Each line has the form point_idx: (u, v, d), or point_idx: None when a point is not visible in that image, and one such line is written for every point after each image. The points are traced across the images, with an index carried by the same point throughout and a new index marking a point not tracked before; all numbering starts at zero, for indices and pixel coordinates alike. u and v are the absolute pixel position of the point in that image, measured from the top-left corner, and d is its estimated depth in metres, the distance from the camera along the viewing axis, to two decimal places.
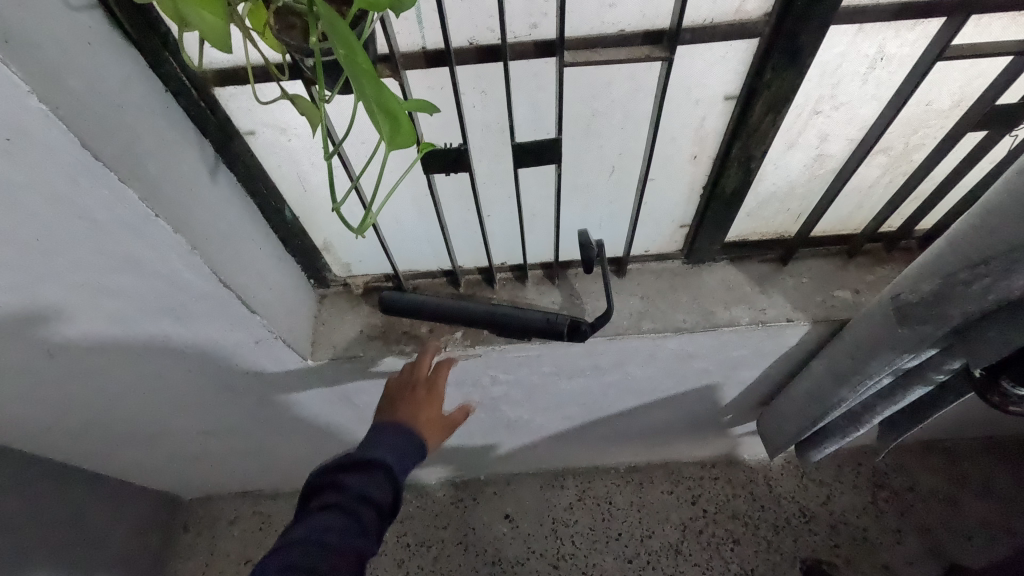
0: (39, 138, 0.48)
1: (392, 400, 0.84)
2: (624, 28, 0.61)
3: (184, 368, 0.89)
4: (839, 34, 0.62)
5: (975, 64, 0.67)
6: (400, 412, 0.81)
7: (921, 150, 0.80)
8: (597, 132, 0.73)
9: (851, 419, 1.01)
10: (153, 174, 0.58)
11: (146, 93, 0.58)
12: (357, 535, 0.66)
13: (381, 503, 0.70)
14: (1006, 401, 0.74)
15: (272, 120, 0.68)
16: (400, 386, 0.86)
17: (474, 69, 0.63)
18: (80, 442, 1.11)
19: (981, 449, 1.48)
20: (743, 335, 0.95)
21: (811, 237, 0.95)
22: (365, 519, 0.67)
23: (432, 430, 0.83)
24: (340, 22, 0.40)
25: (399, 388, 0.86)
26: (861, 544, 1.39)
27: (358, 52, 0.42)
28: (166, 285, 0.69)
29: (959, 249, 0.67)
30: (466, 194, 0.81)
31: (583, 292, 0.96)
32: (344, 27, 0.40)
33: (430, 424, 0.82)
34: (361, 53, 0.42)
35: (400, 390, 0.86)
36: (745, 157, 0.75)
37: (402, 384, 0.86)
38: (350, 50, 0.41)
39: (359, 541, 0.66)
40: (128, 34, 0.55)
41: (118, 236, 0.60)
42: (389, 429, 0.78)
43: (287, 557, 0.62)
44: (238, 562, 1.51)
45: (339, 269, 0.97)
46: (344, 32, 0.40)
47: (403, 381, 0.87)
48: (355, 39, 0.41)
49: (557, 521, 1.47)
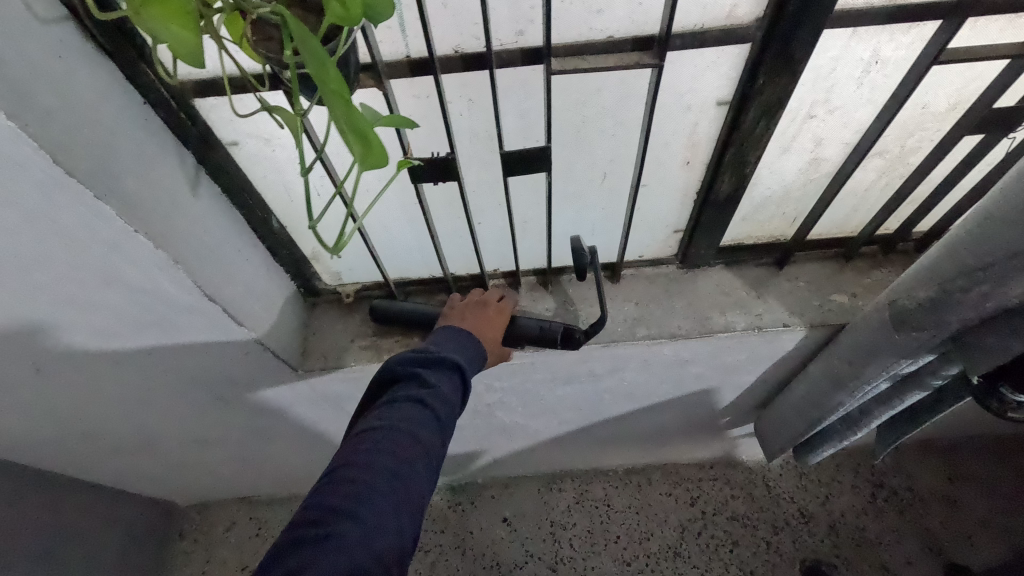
0: (9, 157, 0.47)
1: (459, 311, 0.84)
2: (612, 34, 0.60)
3: (172, 380, 0.88)
4: (832, 38, 0.61)
5: (972, 66, 0.66)
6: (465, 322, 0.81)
7: (917, 152, 0.79)
8: (588, 139, 0.71)
9: (849, 423, 1.00)
10: (131, 189, 0.57)
11: (123, 106, 0.57)
12: (434, 424, 0.63)
13: (453, 400, 0.67)
14: (1004, 408, 0.73)
15: (255, 130, 0.67)
16: (469, 301, 0.85)
17: (459, 77, 0.61)
18: (70, 455, 1.09)
19: (981, 448, 1.47)
20: (739, 341, 0.94)
21: (807, 240, 0.94)
22: (443, 414, 0.64)
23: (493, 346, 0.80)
24: (314, 39, 0.39)
25: (466, 305, 0.85)
26: (860, 544, 1.38)
27: (331, 72, 0.41)
28: (150, 300, 0.68)
29: (956, 256, 0.66)
30: (456, 201, 0.80)
31: (577, 298, 0.94)
32: (319, 48, 0.39)
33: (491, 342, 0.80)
34: (334, 73, 0.41)
35: (467, 307, 0.84)
36: (739, 163, 0.73)
37: (469, 302, 0.85)
38: (322, 70, 0.40)
39: (438, 431, 0.63)
40: (101, 45, 0.54)
41: (96, 253, 0.58)
42: (460, 338, 0.76)
43: (369, 438, 0.60)
44: (235, 569, 1.50)
45: (329, 277, 0.95)
46: (318, 53, 0.39)
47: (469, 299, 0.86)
48: (328, 59, 0.40)
49: (555, 524, 1.46)
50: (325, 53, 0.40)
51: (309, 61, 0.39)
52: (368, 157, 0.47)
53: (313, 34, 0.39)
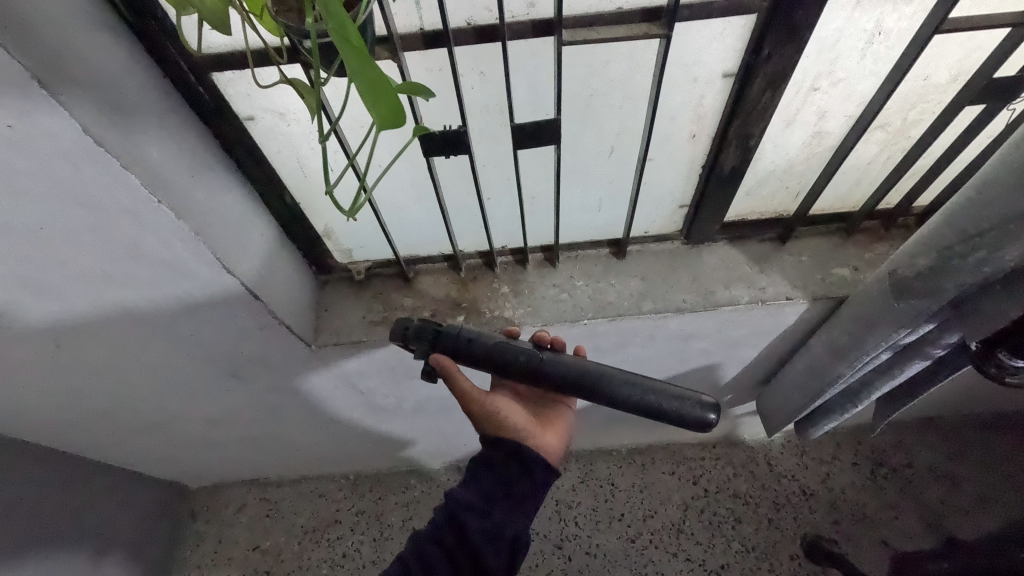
0: (42, 125, 0.50)
1: (562, 418, 0.87)
2: (621, 5, 0.62)
3: (187, 355, 0.88)
4: (836, 9, 0.63)
5: (973, 37, 0.68)
6: (553, 452, 0.83)
7: (919, 126, 0.81)
8: (597, 113, 0.73)
9: (850, 396, 1.00)
10: (153, 161, 0.59)
11: (142, 81, 0.60)
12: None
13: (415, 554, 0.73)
14: (1002, 373, 0.73)
15: (271, 105, 0.68)
16: (534, 394, 0.89)
17: (472, 49, 0.63)
18: (84, 433, 1.09)
19: (980, 425, 1.45)
20: (744, 314, 0.95)
21: (810, 215, 0.96)
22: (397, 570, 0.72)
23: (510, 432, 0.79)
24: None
25: (551, 400, 0.89)
26: (860, 520, 1.37)
27: (350, 30, 0.42)
28: (170, 274, 0.69)
29: (958, 223, 0.67)
30: (467, 176, 0.82)
31: (583, 274, 0.97)
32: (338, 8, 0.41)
33: (516, 428, 0.79)
34: (353, 32, 0.42)
35: (549, 402, 0.89)
36: (743, 135, 0.75)
37: (546, 396, 0.89)
38: (341, 25, 0.42)
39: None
40: (125, 19, 0.57)
41: (119, 224, 0.60)
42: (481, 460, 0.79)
43: None
44: (245, 549, 1.49)
45: (340, 256, 0.97)
46: (337, 12, 0.41)
47: (530, 391, 0.89)
48: (348, 18, 0.42)
49: (561, 503, 1.43)
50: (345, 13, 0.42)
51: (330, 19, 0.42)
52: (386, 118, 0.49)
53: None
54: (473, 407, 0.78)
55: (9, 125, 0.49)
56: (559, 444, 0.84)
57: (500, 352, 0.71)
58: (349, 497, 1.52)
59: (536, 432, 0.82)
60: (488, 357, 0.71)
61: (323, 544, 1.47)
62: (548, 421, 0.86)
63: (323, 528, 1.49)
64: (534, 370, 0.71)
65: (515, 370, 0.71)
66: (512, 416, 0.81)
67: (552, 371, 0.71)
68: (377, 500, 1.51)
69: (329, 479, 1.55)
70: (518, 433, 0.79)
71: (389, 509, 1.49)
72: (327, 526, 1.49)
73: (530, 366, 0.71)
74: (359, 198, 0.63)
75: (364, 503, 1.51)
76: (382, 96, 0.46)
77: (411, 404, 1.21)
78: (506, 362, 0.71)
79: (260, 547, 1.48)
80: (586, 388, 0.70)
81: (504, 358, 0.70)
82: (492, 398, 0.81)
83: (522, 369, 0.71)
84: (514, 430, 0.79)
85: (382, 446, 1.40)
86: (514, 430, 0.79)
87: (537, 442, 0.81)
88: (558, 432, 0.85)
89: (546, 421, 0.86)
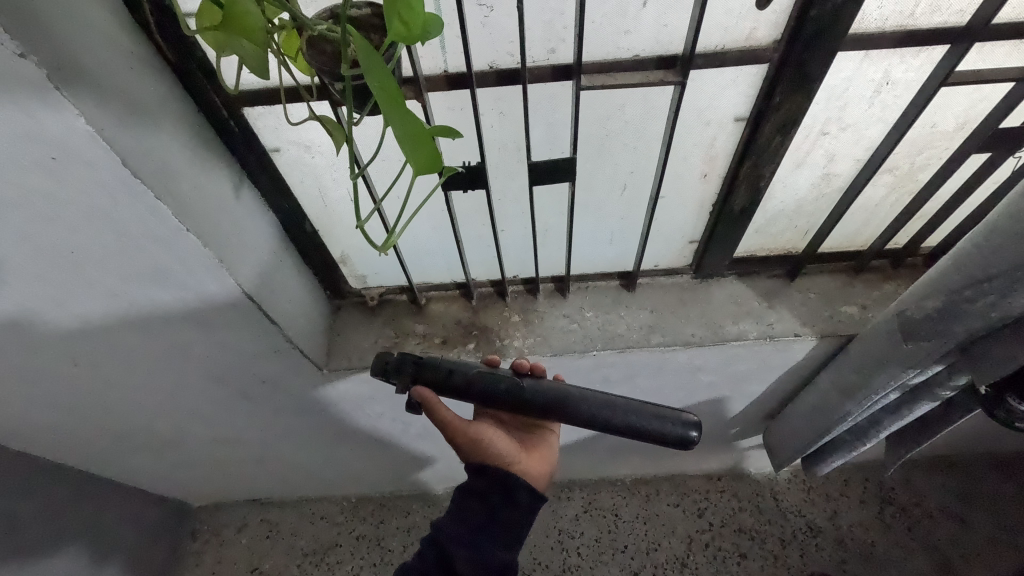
0: (82, 157, 0.52)
1: (545, 442, 0.89)
2: (637, 53, 0.64)
3: (201, 374, 0.89)
4: (845, 59, 0.65)
5: (979, 89, 0.70)
6: (540, 476, 0.84)
7: (927, 170, 0.82)
8: (610, 152, 0.75)
9: (858, 434, 1.00)
10: (185, 191, 0.62)
11: (175, 115, 0.63)
12: None
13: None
14: (1012, 417, 0.72)
15: (298, 138, 0.71)
16: (517, 420, 0.90)
17: (493, 90, 0.66)
18: (92, 449, 1.10)
19: (991, 466, 1.43)
20: (751, 349, 0.95)
21: (819, 253, 0.97)
22: None
23: (496, 460, 0.79)
24: (370, 44, 0.43)
25: (532, 425, 0.90)
26: (867, 560, 1.34)
27: (386, 77, 0.44)
28: (192, 297, 0.71)
29: (964, 269, 0.68)
30: (482, 209, 0.84)
31: (592, 305, 0.98)
32: (371, 48, 0.43)
33: (501, 455, 0.80)
34: (386, 76, 0.44)
35: (532, 427, 0.90)
36: (754, 176, 0.77)
37: (528, 420, 0.90)
38: (378, 75, 0.44)
39: None
40: (166, 58, 0.61)
41: (147, 249, 0.62)
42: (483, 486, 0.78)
43: None
44: (243, 571, 1.48)
45: (354, 282, 0.99)
46: (374, 59, 0.43)
47: (512, 417, 0.90)
48: (382, 63, 0.44)
49: (564, 533, 1.41)
50: (379, 58, 0.44)
51: (369, 68, 0.43)
52: (422, 161, 0.49)
53: (368, 41, 0.43)
54: (458, 436, 0.79)
55: (53, 157, 0.52)
56: (544, 469, 0.85)
57: (496, 380, 0.71)
58: (350, 520, 1.51)
59: (522, 457, 0.83)
60: (481, 385, 0.71)
61: (321, 567, 1.45)
62: (532, 446, 0.87)
63: (323, 551, 1.48)
64: (542, 405, 0.71)
65: (511, 394, 0.71)
66: (496, 442, 0.81)
67: (561, 404, 0.71)
68: (377, 524, 1.50)
69: (330, 501, 1.54)
70: (504, 459, 0.80)
71: (390, 534, 1.48)
72: (327, 550, 1.48)
73: (529, 398, 0.71)
74: (393, 231, 0.61)
75: (365, 527, 1.50)
76: (416, 132, 0.47)
77: (417, 427, 1.21)
78: (507, 392, 0.71)
79: (258, 569, 1.47)
80: (579, 415, 0.70)
81: (503, 387, 0.71)
82: (476, 426, 0.82)
83: (529, 405, 0.71)
84: (500, 457, 0.80)
85: (385, 469, 1.40)
86: (499, 456, 0.80)
87: (523, 467, 0.82)
88: (541, 457, 0.86)
89: (531, 447, 0.87)
